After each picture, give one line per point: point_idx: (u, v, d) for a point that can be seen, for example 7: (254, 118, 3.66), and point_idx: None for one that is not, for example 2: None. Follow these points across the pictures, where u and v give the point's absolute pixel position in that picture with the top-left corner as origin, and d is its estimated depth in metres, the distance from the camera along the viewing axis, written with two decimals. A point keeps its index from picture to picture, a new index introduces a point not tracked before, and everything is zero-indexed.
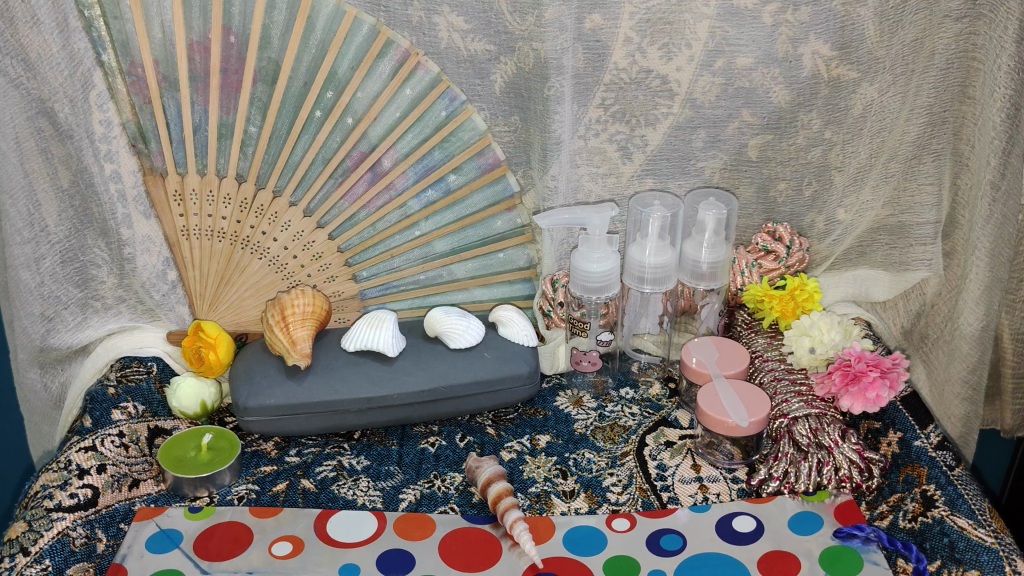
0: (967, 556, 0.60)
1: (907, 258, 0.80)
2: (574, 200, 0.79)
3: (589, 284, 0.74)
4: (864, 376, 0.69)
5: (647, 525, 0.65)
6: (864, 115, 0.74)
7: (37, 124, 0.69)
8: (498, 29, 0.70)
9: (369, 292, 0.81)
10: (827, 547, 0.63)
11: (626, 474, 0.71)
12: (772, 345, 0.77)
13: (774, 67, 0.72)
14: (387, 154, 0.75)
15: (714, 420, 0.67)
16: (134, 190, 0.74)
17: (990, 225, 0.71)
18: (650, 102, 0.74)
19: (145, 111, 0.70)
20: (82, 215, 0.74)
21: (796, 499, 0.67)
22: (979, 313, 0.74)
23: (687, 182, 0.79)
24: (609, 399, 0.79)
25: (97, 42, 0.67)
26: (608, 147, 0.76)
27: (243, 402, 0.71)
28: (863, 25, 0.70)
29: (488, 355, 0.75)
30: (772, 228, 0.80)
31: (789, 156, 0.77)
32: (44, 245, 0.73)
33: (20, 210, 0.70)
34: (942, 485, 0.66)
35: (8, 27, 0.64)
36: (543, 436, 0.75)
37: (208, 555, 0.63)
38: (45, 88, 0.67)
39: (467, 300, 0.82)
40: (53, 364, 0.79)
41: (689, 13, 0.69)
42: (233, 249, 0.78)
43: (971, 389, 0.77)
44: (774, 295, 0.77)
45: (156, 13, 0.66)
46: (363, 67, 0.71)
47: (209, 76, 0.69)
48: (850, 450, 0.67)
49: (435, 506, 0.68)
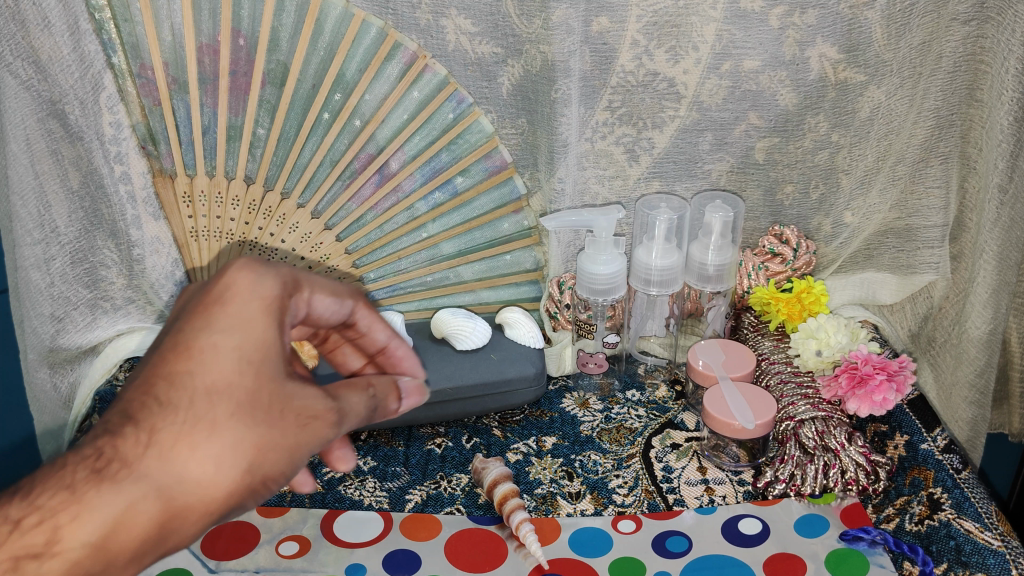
0: (973, 559, 0.61)
1: (914, 261, 0.80)
2: (580, 202, 0.79)
3: (595, 286, 0.75)
4: (870, 379, 0.69)
5: (653, 528, 0.65)
6: (871, 118, 0.74)
7: (48, 125, 0.69)
8: (505, 32, 0.70)
9: (376, 293, 0.82)
10: (833, 550, 0.63)
11: (632, 476, 0.71)
12: (779, 348, 0.76)
13: (781, 70, 0.72)
14: (395, 156, 0.75)
15: (720, 422, 0.67)
16: (143, 192, 0.74)
17: (998, 228, 0.71)
18: (657, 105, 0.74)
19: (154, 113, 0.71)
20: (92, 216, 0.75)
21: (801, 501, 0.67)
22: (986, 316, 0.74)
23: (693, 185, 0.79)
24: (615, 400, 0.79)
25: (108, 44, 0.68)
26: (615, 150, 0.77)
27: None
28: (870, 28, 0.69)
29: (494, 357, 0.76)
30: (778, 231, 0.80)
31: (796, 158, 0.77)
32: (55, 246, 0.74)
33: (30, 211, 0.71)
34: (948, 488, 0.65)
35: (19, 30, 0.65)
36: (549, 438, 0.75)
37: (216, 553, 0.63)
38: (56, 90, 0.68)
39: (474, 302, 0.83)
40: (63, 364, 0.79)
41: (696, 16, 0.69)
42: (242, 249, 0.78)
43: (979, 392, 0.77)
44: (781, 297, 0.77)
45: (165, 15, 0.67)
46: (371, 68, 0.71)
47: (218, 79, 0.70)
48: (856, 453, 0.67)
49: (441, 507, 0.68)
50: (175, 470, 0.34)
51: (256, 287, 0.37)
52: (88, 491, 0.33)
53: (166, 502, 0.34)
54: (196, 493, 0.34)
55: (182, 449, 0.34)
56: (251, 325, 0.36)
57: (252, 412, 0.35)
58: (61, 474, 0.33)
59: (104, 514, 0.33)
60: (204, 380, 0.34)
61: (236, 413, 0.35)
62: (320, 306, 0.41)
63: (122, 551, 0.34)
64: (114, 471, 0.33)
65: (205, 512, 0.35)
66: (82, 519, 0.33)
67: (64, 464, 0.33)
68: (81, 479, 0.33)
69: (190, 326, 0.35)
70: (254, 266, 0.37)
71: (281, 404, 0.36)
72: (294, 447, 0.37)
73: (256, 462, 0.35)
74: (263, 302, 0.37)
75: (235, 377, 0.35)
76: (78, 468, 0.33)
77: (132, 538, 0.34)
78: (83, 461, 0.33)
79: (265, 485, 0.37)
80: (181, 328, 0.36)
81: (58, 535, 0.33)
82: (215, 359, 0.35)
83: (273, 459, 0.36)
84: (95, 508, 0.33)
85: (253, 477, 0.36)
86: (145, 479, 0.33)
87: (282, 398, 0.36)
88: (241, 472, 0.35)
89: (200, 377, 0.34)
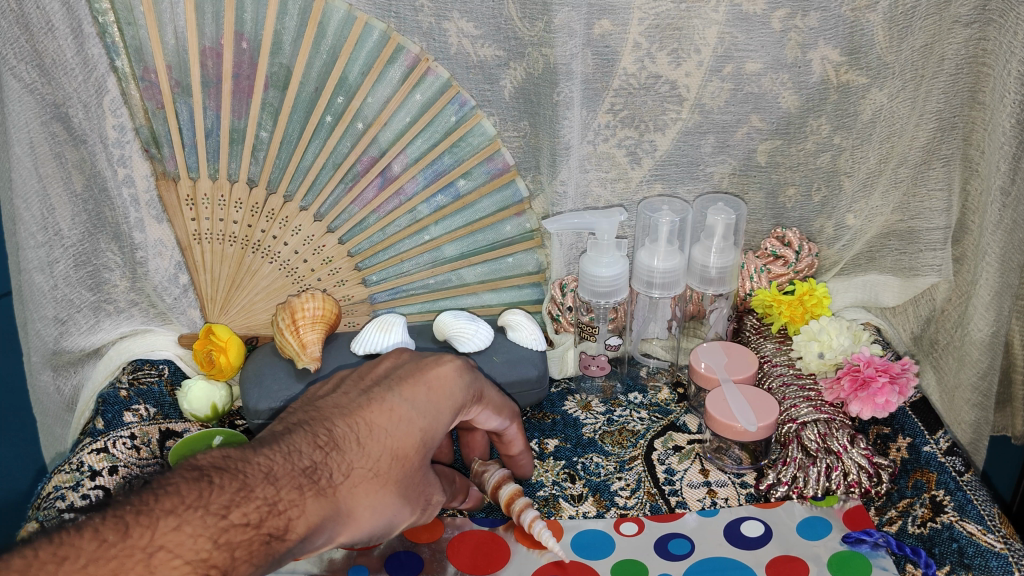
0: (976, 562, 0.60)
1: (917, 263, 0.80)
2: (583, 205, 0.79)
3: (597, 288, 0.75)
4: (873, 381, 0.69)
5: (655, 530, 0.65)
6: (874, 120, 0.74)
7: (51, 128, 0.70)
8: (508, 35, 0.71)
9: (379, 296, 0.82)
10: (836, 552, 0.63)
11: (634, 478, 0.71)
12: (781, 350, 0.76)
13: (783, 72, 0.72)
14: (397, 159, 0.75)
15: (722, 425, 0.67)
16: (147, 195, 0.74)
17: (1001, 231, 0.71)
18: (659, 107, 0.74)
19: (158, 116, 0.71)
20: (95, 218, 0.75)
21: (805, 504, 0.67)
22: (988, 319, 0.74)
23: (695, 188, 0.79)
24: (617, 403, 0.79)
25: (111, 48, 0.68)
26: (617, 152, 0.77)
27: (254, 404, 0.72)
28: (872, 31, 0.69)
29: (497, 359, 0.76)
30: (781, 232, 0.80)
31: (798, 161, 0.77)
32: (58, 249, 0.74)
33: (34, 214, 0.72)
34: (951, 490, 0.65)
35: (23, 33, 0.65)
36: (552, 440, 0.75)
37: None
38: (59, 94, 0.68)
39: (477, 304, 0.83)
40: (66, 366, 0.80)
41: (698, 19, 0.69)
42: (244, 252, 0.78)
43: (981, 395, 0.77)
44: (783, 299, 0.77)
45: (169, 19, 0.67)
46: (374, 72, 0.72)
47: (221, 82, 0.70)
48: (859, 456, 0.67)
49: (444, 508, 0.68)
50: (352, 504, 0.48)
51: (448, 390, 0.54)
52: (310, 498, 0.46)
53: (335, 522, 0.47)
54: (354, 525, 0.48)
55: (363, 487, 0.48)
56: (433, 420, 0.53)
57: (405, 477, 0.51)
58: (293, 476, 0.46)
59: (316, 517, 0.46)
60: (393, 441, 0.50)
61: (397, 477, 0.50)
62: (510, 430, 0.64)
63: (303, 544, 0.45)
64: (328, 484, 0.47)
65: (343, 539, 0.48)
66: (304, 517, 0.45)
67: (295, 465, 0.46)
68: (307, 486, 0.46)
69: (396, 401, 0.52)
70: (458, 369, 0.55)
71: (417, 485, 0.52)
72: (415, 509, 0.52)
73: (387, 518, 0.50)
74: (450, 406, 0.54)
75: (411, 447, 0.51)
76: (305, 475, 0.46)
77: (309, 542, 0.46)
78: (306, 469, 0.47)
79: (376, 534, 0.51)
80: (388, 391, 0.52)
81: (288, 526, 0.44)
82: (405, 428, 0.51)
83: (397, 519, 0.51)
84: (311, 512, 0.45)
85: (381, 526, 0.50)
86: (341, 502, 0.47)
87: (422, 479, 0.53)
88: (378, 521, 0.49)
89: (393, 435, 0.51)
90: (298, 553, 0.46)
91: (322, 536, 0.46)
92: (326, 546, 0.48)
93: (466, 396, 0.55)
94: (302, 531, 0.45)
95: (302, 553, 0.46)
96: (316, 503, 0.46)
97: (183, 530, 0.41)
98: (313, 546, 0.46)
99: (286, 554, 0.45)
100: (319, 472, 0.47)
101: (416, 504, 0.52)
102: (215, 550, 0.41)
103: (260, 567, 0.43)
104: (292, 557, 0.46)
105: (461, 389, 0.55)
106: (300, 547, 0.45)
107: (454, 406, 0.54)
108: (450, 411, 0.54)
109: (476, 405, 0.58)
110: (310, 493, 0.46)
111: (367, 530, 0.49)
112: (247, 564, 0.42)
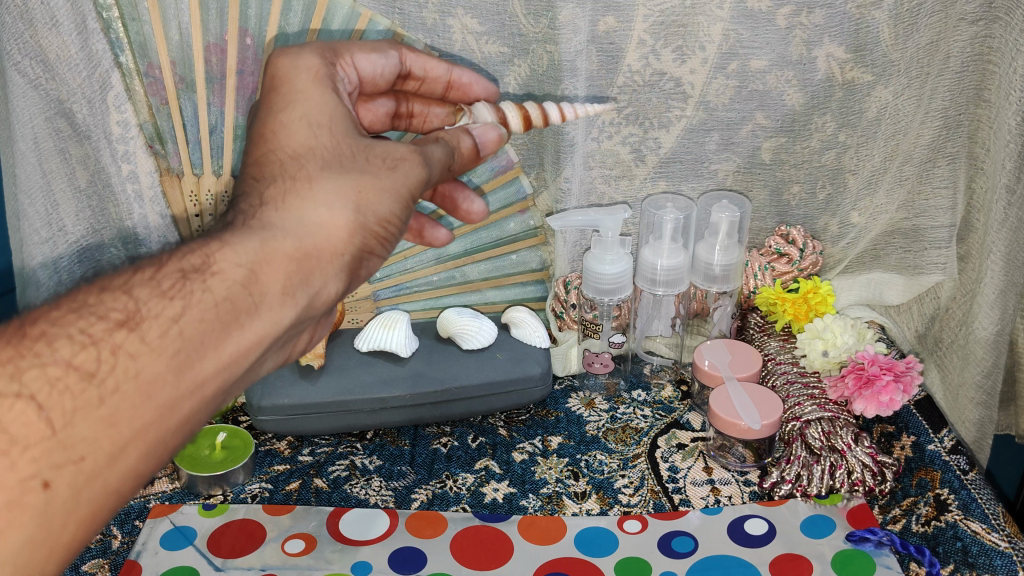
0: (979, 560, 0.61)
1: (921, 262, 0.79)
2: (587, 202, 0.79)
3: (602, 286, 0.75)
4: (877, 380, 0.69)
5: (658, 528, 0.65)
6: (879, 118, 0.74)
7: (55, 125, 0.68)
8: (512, 31, 0.71)
9: (382, 293, 0.81)
10: (839, 551, 0.62)
11: (638, 476, 0.71)
12: (786, 348, 0.77)
13: (788, 69, 0.72)
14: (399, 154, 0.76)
15: (726, 422, 0.67)
16: (151, 191, 0.74)
17: (1006, 229, 0.70)
18: (663, 105, 0.74)
19: (162, 112, 0.71)
20: (99, 215, 0.74)
21: (807, 502, 0.66)
22: (993, 317, 0.73)
23: (699, 185, 0.79)
24: (620, 400, 0.79)
25: (115, 43, 0.67)
26: (621, 150, 0.77)
27: (256, 401, 0.72)
28: (878, 28, 0.69)
29: (500, 356, 0.76)
30: (784, 231, 0.80)
31: (803, 158, 0.77)
32: (62, 244, 0.72)
33: (37, 210, 0.70)
34: (955, 489, 0.66)
35: (27, 28, 0.64)
36: (555, 437, 0.75)
37: (222, 552, 0.63)
38: (63, 89, 0.67)
39: (480, 301, 0.83)
40: None
41: (703, 16, 0.69)
42: None
43: (985, 393, 0.77)
44: (787, 298, 0.77)
45: (173, 15, 0.67)
46: None
47: (225, 78, 0.70)
48: (863, 454, 0.67)
49: (447, 505, 0.68)
50: (298, 216, 0.41)
51: (291, 68, 0.47)
52: (227, 237, 0.40)
53: (298, 244, 0.41)
54: (326, 237, 0.42)
55: (294, 196, 0.41)
56: (302, 97, 0.45)
57: (340, 161, 0.43)
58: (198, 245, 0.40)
59: (246, 250, 0.39)
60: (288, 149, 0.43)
61: (326, 163, 0.43)
62: (412, 63, 0.57)
63: (269, 289, 0.40)
64: (251, 219, 0.41)
65: (331, 263, 0.42)
66: (228, 251, 0.39)
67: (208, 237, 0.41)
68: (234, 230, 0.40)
69: (266, 120, 0.45)
70: (287, 53, 0.48)
71: (362, 151, 0.44)
72: (398, 180, 0.44)
73: (363, 202, 0.43)
74: (310, 75, 0.46)
75: (306, 138, 0.44)
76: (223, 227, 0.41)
77: (276, 281, 0.40)
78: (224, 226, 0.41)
79: (380, 226, 0.44)
80: (262, 125, 0.45)
81: (208, 262, 0.39)
82: (287, 131, 0.44)
83: (379, 197, 0.43)
84: (236, 246, 0.39)
85: (367, 216, 0.43)
86: (269, 224, 0.41)
87: (362, 150, 0.44)
88: (354, 211, 0.42)
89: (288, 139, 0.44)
90: (272, 303, 0.40)
91: (288, 267, 0.40)
92: (320, 286, 0.42)
93: (325, 57, 0.49)
94: (241, 266, 0.39)
95: (286, 299, 0.40)
96: (242, 239, 0.40)
97: (59, 306, 0.36)
98: (292, 285, 0.40)
99: (237, 306, 0.38)
100: (237, 216, 0.41)
101: (394, 173, 0.44)
102: (124, 299, 0.37)
103: (194, 327, 0.37)
104: (269, 310, 0.40)
105: (316, 53, 0.48)
106: (263, 295, 0.39)
107: (317, 80, 0.46)
108: (319, 78, 0.47)
109: (347, 56, 0.51)
110: (230, 235, 0.40)
111: (351, 225, 0.42)
112: (167, 305, 0.37)
